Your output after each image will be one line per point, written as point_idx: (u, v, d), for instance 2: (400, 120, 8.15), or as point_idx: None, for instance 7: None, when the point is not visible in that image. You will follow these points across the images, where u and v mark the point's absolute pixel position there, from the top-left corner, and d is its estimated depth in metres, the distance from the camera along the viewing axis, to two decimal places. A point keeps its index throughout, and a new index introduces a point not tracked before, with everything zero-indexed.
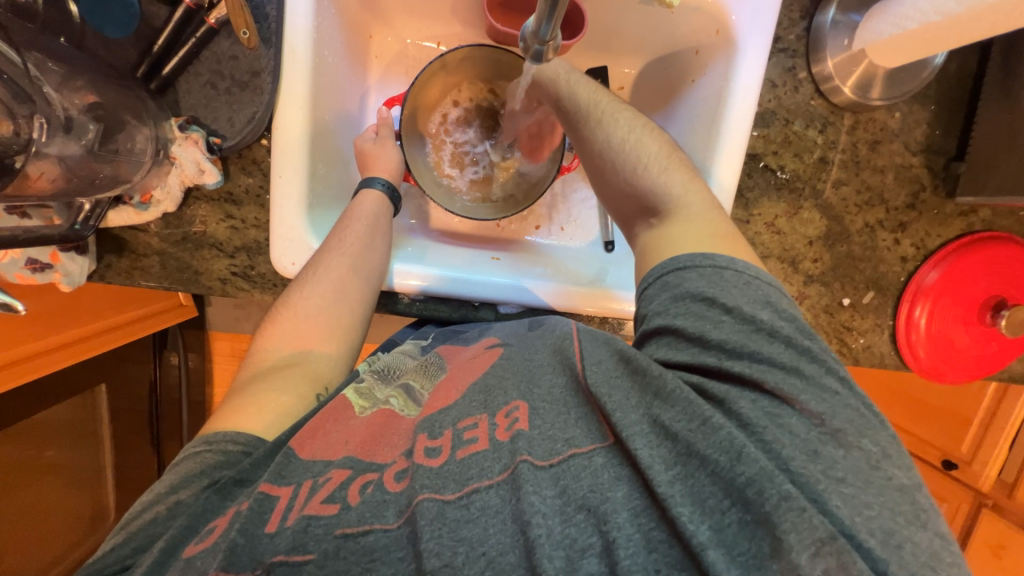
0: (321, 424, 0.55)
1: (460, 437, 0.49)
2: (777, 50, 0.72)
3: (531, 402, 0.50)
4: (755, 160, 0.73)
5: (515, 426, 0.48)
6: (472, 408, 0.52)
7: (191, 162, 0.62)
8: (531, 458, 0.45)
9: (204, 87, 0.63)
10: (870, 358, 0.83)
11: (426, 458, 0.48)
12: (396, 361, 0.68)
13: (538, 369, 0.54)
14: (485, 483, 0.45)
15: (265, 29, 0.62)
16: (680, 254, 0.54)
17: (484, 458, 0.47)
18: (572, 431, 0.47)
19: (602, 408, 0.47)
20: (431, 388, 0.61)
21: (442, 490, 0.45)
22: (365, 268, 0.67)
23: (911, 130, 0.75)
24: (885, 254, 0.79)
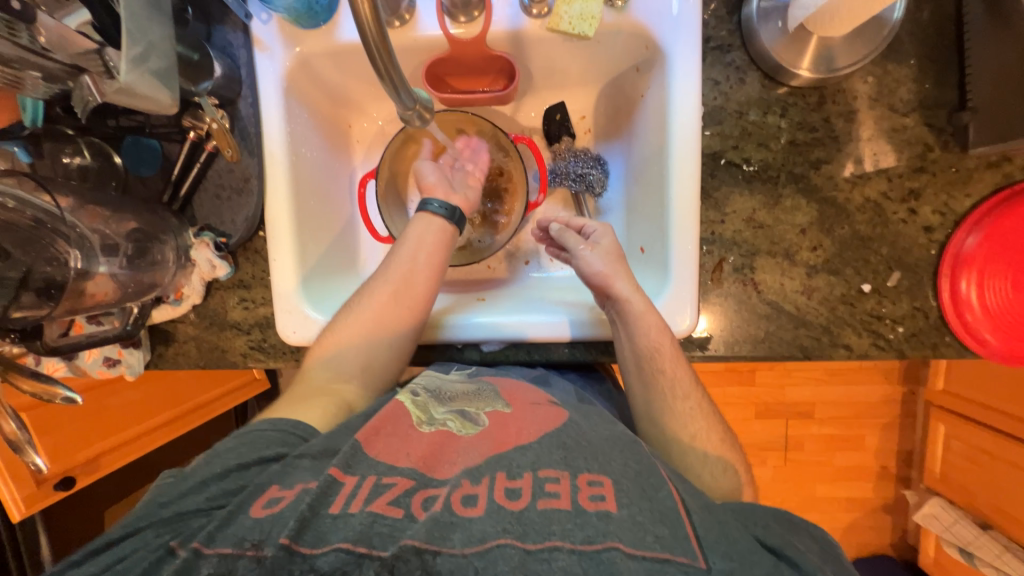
0: (383, 424, 0.56)
1: (542, 489, 0.47)
2: (712, 49, 0.70)
3: (615, 478, 0.48)
4: (715, 158, 0.70)
5: (601, 503, 0.45)
6: (553, 461, 0.50)
7: (204, 261, 0.75)
8: (621, 545, 0.42)
9: (212, 199, 0.77)
10: (919, 349, 0.71)
11: (506, 501, 0.46)
12: (445, 385, 0.68)
13: (603, 449, 0.52)
14: (568, 543, 0.43)
15: (249, 144, 0.75)
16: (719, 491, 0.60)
17: (565, 520, 0.44)
18: (660, 528, 0.44)
19: (696, 532, 0.45)
20: (487, 409, 0.61)
21: (522, 537, 0.43)
22: (406, 296, 0.73)
23: (892, 91, 0.67)
24: (903, 228, 0.69)
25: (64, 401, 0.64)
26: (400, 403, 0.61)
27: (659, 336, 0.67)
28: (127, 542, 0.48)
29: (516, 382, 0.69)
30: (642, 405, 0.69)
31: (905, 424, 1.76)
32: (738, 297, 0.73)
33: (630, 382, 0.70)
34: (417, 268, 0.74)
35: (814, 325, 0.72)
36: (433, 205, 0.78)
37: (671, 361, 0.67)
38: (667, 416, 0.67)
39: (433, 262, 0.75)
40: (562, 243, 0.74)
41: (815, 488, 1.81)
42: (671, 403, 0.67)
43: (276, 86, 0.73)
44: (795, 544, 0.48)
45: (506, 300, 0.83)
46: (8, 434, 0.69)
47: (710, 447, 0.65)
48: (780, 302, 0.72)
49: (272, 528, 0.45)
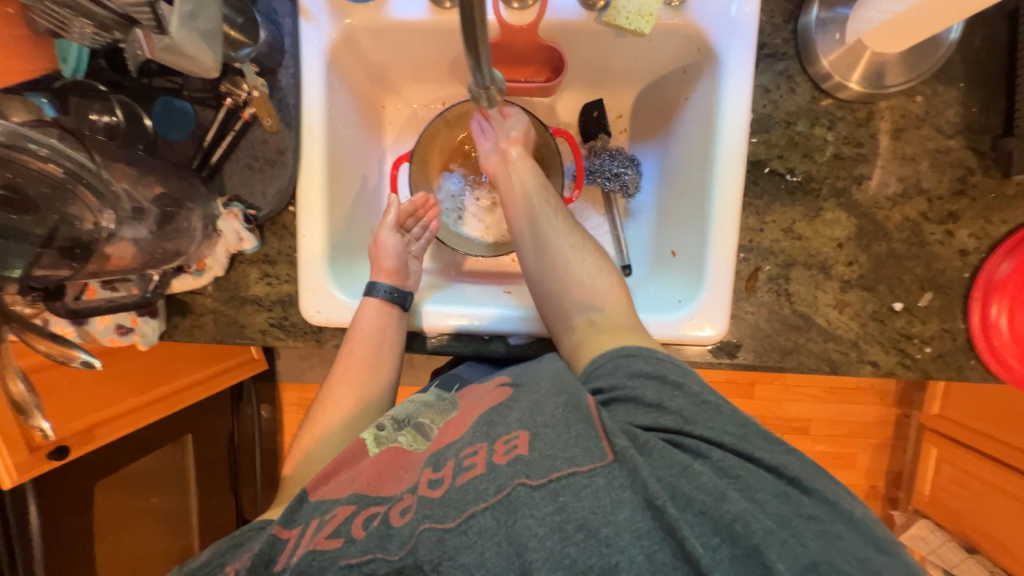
0: (336, 469, 0.61)
1: (461, 465, 0.53)
2: (764, 56, 0.69)
3: (532, 429, 0.53)
4: (759, 166, 0.70)
5: (514, 451, 0.52)
6: (475, 438, 0.56)
7: (232, 232, 0.73)
8: (527, 480, 0.49)
9: (243, 170, 0.74)
10: (945, 370, 0.72)
11: (429, 490, 0.52)
12: (414, 408, 0.69)
13: (541, 399, 0.57)
14: (482, 506, 0.49)
15: (286, 115, 0.73)
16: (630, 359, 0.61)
17: (481, 482, 0.50)
18: (573, 451, 0.51)
19: (604, 428, 0.52)
20: (440, 423, 0.64)
21: (443, 518, 0.49)
22: (377, 361, 0.74)
23: (940, 113, 0.67)
24: (939, 249, 0.70)
25: (82, 365, 0.62)
26: (359, 441, 0.64)
27: (559, 218, 0.76)
28: None
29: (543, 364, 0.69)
30: (546, 279, 0.73)
31: (897, 446, 1.79)
32: (770, 307, 0.72)
33: (524, 251, 0.76)
34: (363, 352, 0.73)
35: (843, 340, 0.72)
36: (378, 289, 0.74)
37: (573, 250, 0.74)
38: (567, 280, 0.72)
39: (380, 342, 0.74)
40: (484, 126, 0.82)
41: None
42: (572, 269, 0.72)
43: (319, 59, 0.71)
44: (692, 420, 0.54)
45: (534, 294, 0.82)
46: (16, 397, 0.66)
47: (598, 282, 0.71)
48: (812, 315, 0.72)
49: None
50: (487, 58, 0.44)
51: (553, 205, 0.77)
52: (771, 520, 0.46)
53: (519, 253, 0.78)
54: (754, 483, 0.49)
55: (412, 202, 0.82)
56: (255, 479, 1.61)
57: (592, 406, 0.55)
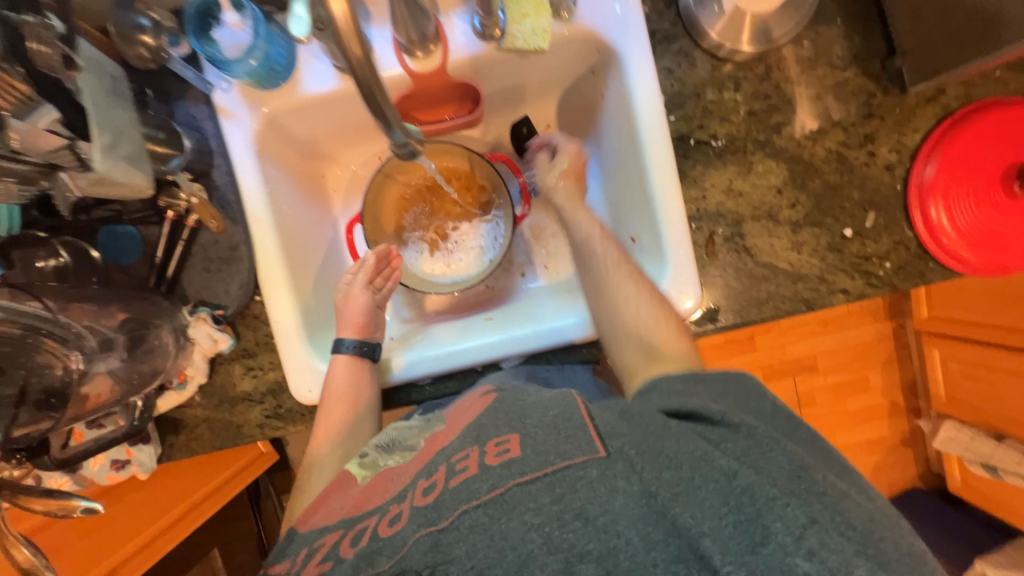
0: (323, 500, 0.63)
1: (454, 468, 0.53)
2: (659, 42, 0.74)
3: (523, 431, 0.53)
4: (684, 140, 0.74)
5: (504, 453, 0.52)
6: (465, 442, 0.56)
7: (205, 336, 0.73)
8: (520, 478, 0.49)
9: (201, 274, 0.75)
10: (910, 278, 0.75)
11: (424, 498, 0.52)
12: (398, 433, 0.70)
13: (528, 406, 0.57)
14: (474, 503, 0.49)
15: (229, 211, 0.74)
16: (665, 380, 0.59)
17: (476, 480, 0.50)
18: (564, 446, 0.50)
19: (597, 429, 0.51)
20: (426, 437, 0.65)
21: (435, 521, 0.49)
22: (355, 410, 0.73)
23: (829, 50, 0.73)
24: (868, 171, 0.74)
25: (84, 512, 0.60)
26: (346, 471, 0.66)
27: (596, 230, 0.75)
28: None
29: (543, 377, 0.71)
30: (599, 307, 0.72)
31: (902, 357, 1.83)
32: (735, 265, 0.75)
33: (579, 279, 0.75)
34: (340, 405, 0.73)
35: (810, 277, 0.76)
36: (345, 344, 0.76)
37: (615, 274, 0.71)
38: (617, 307, 0.70)
39: (353, 393, 0.73)
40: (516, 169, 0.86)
41: (836, 437, 1.86)
42: (615, 293, 0.70)
43: (249, 151, 0.73)
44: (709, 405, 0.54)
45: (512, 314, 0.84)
46: (23, 564, 0.64)
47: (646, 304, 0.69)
48: (774, 262, 0.75)
49: None
50: (394, 117, 0.45)
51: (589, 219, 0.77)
52: (783, 491, 0.44)
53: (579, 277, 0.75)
54: (767, 462, 0.47)
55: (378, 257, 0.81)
56: None
57: (585, 414, 0.53)
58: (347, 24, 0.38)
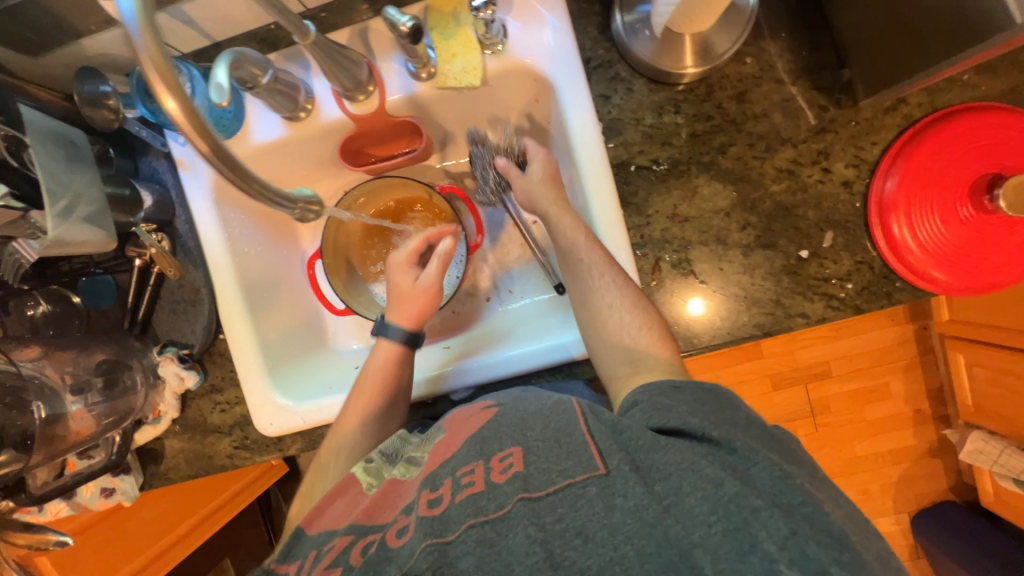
0: (327, 503, 0.63)
1: (459, 483, 0.53)
2: (595, 68, 0.73)
3: (524, 444, 0.54)
4: (625, 167, 0.72)
5: (510, 469, 0.52)
6: (469, 455, 0.56)
7: (172, 375, 0.78)
8: (527, 494, 0.49)
9: (169, 316, 0.80)
10: (876, 300, 0.71)
11: (429, 510, 0.53)
12: (400, 440, 0.69)
13: (530, 417, 0.57)
14: (481, 518, 0.50)
15: (190, 257, 0.78)
16: (659, 392, 0.56)
17: (482, 497, 0.51)
18: (565, 464, 0.51)
19: (598, 447, 0.51)
20: (428, 449, 0.63)
21: (443, 533, 0.50)
22: (368, 412, 0.74)
23: (774, 65, 0.69)
24: (823, 188, 0.70)
25: (56, 545, 0.67)
26: (350, 475, 0.65)
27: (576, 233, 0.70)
28: None
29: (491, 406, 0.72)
30: (584, 316, 0.69)
31: (927, 361, 1.71)
32: (683, 291, 0.73)
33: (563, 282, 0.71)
34: (371, 398, 0.74)
35: (765, 302, 0.73)
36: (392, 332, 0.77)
37: (599, 277, 0.67)
38: (600, 316, 0.67)
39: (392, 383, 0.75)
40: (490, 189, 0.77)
41: (854, 447, 1.76)
42: (600, 302, 0.67)
43: (206, 199, 0.77)
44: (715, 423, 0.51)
45: (469, 347, 0.86)
46: None
47: (629, 314, 0.65)
48: (725, 287, 0.73)
49: None
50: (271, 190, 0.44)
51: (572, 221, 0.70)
52: (767, 503, 0.44)
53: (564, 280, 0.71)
54: (753, 475, 0.46)
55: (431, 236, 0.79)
56: None
57: (585, 428, 0.53)
58: (184, 118, 0.38)
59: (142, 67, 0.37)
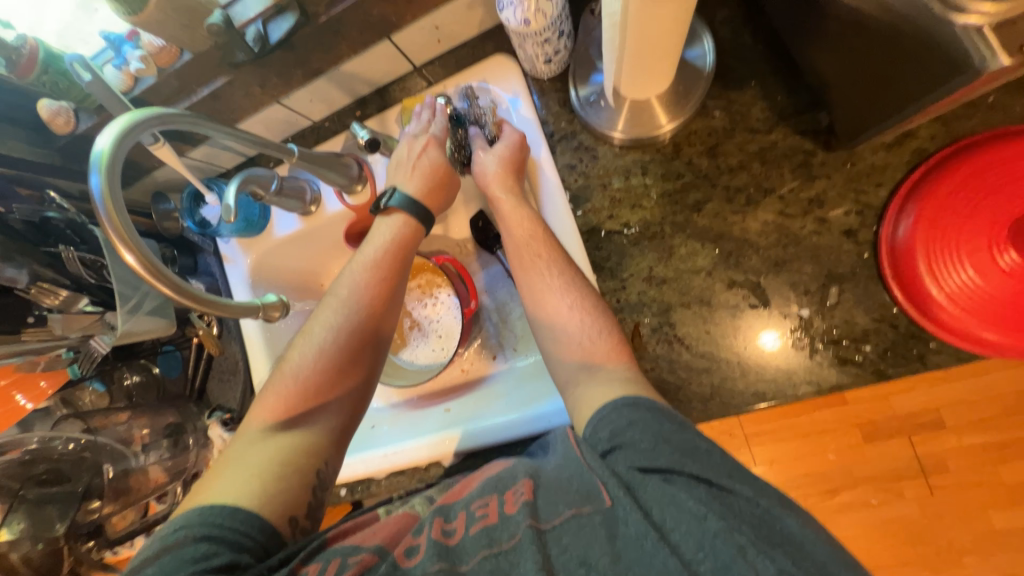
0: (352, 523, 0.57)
1: (473, 515, 0.52)
2: (560, 139, 0.74)
3: (536, 477, 0.53)
4: (595, 232, 0.72)
5: (521, 498, 0.51)
6: (485, 489, 0.55)
7: (218, 436, 0.91)
8: (535, 522, 0.48)
9: (218, 383, 0.94)
10: (903, 363, 0.60)
11: (443, 537, 0.51)
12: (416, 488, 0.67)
13: (546, 458, 0.56)
14: (496, 549, 0.48)
15: (231, 334, 0.93)
16: (625, 411, 0.53)
17: (496, 529, 0.49)
18: (572, 495, 0.49)
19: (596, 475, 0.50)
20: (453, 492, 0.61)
21: (455, 564, 0.49)
22: (346, 323, 0.68)
23: (746, 114, 0.65)
24: (819, 239, 0.63)
25: None
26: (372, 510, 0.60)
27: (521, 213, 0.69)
28: None
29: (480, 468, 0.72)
30: (540, 321, 0.66)
31: None
32: (668, 357, 0.69)
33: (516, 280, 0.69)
34: (377, 276, 0.70)
35: (764, 366, 0.65)
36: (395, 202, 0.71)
37: (558, 279, 0.66)
38: (556, 317, 0.65)
39: (398, 265, 0.71)
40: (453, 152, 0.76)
41: (989, 521, 1.16)
42: (557, 303, 0.65)
43: (244, 285, 0.92)
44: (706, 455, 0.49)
45: (470, 410, 0.89)
46: None
47: (584, 318, 0.64)
48: (713, 352, 0.67)
49: None
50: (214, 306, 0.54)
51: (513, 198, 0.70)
52: (757, 539, 0.42)
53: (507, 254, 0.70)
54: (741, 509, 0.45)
55: (447, 133, 0.74)
56: None
57: (580, 456, 0.53)
58: (140, 265, 0.46)
59: (106, 232, 0.45)
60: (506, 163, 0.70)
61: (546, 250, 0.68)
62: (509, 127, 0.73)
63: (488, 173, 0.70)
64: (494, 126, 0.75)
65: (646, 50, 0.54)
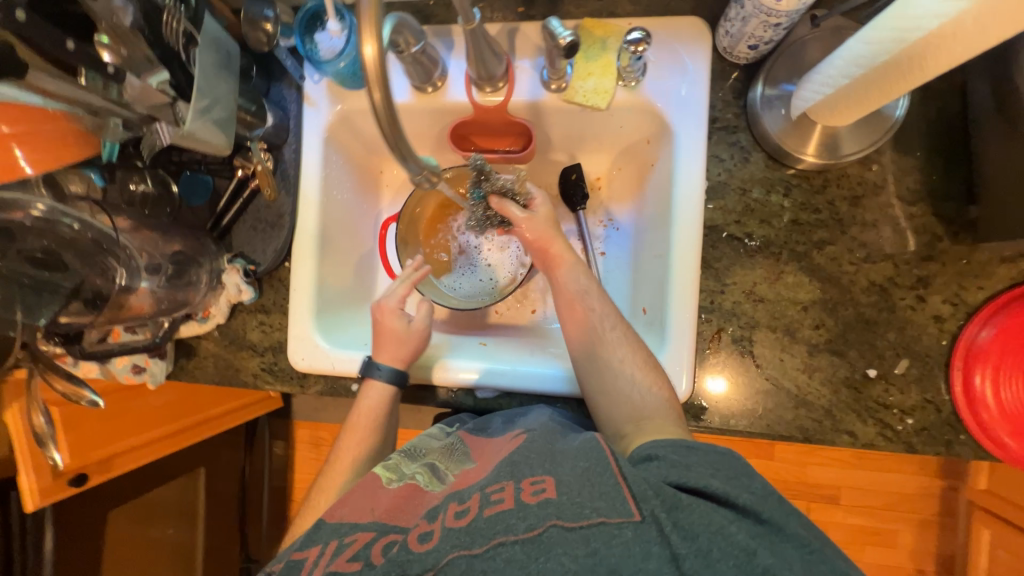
0: (350, 495, 0.58)
1: (487, 498, 0.49)
2: (718, 129, 0.73)
3: (557, 474, 0.50)
4: (717, 231, 0.72)
5: (543, 493, 0.48)
6: (499, 476, 0.52)
7: (233, 285, 0.82)
8: (560, 521, 0.45)
9: (248, 229, 0.84)
10: (931, 443, 0.67)
11: (455, 521, 0.48)
12: (423, 442, 0.70)
13: (560, 451, 0.53)
14: (511, 537, 0.45)
15: (286, 183, 0.82)
16: (686, 454, 0.53)
17: (510, 516, 0.46)
18: (600, 500, 0.46)
19: (631, 487, 0.47)
20: (456, 469, 0.62)
21: (469, 544, 0.45)
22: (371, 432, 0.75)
23: (898, 179, 0.68)
24: (911, 315, 0.68)
25: (88, 404, 0.72)
26: (371, 473, 0.62)
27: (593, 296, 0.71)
28: None
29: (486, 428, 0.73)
30: (603, 396, 0.66)
31: (945, 524, 1.49)
32: (735, 369, 0.72)
33: (576, 354, 0.70)
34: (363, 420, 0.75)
35: (815, 407, 0.70)
36: (381, 369, 0.76)
37: (623, 344, 0.68)
38: (621, 390, 0.65)
39: (384, 398, 0.76)
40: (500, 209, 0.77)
41: None
42: (619, 373, 0.66)
43: (318, 137, 0.82)
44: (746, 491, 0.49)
45: (509, 351, 0.84)
46: (37, 427, 0.77)
47: (649, 381, 0.65)
48: (779, 379, 0.71)
49: None
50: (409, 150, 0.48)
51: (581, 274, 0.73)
52: None
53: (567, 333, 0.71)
54: (783, 550, 0.46)
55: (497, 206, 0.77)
56: (262, 515, 1.65)
57: (614, 465, 0.49)
58: (372, 61, 0.43)
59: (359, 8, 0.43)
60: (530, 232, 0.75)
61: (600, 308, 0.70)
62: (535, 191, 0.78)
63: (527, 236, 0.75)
64: (515, 187, 0.78)
65: (873, 89, 0.54)
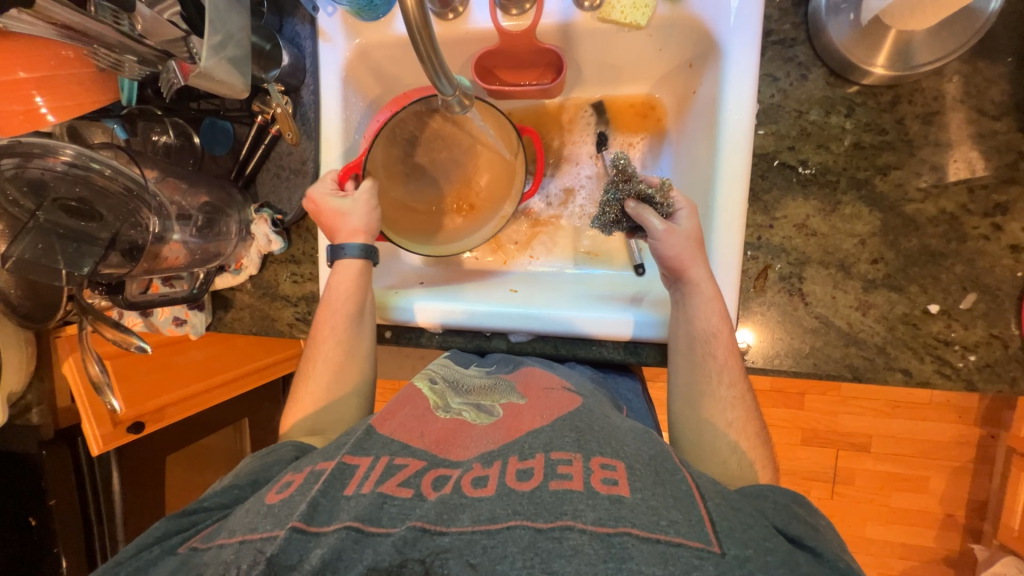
0: (396, 409, 0.60)
1: (554, 471, 0.48)
2: (773, 43, 0.67)
3: (628, 463, 0.48)
4: (767, 159, 0.67)
5: (613, 487, 0.46)
6: (565, 442, 0.51)
7: (262, 235, 0.82)
8: (634, 530, 0.42)
9: (273, 178, 0.83)
10: (994, 381, 0.64)
11: (518, 483, 0.47)
12: (460, 376, 0.70)
13: (620, 437, 0.53)
14: (579, 524, 0.43)
15: (307, 127, 0.80)
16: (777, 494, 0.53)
17: (578, 500, 0.45)
18: (675, 514, 0.44)
19: (710, 516, 0.45)
20: (502, 402, 0.62)
21: (534, 516, 0.44)
22: (354, 345, 0.73)
23: (982, 92, 0.61)
24: (984, 246, 0.62)
25: (137, 350, 0.74)
26: (416, 390, 0.64)
27: (722, 335, 0.65)
28: (153, 529, 0.54)
29: (531, 371, 0.71)
30: (687, 414, 0.65)
31: (979, 472, 1.45)
32: (782, 308, 0.68)
33: (675, 363, 0.67)
34: (334, 326, 0.72)
35: (867, 345, 0.66)
36: (349, 250, 0.73)
37: (726, 389, 0.64)
38: (706, 430, 0.63)
39: (350, 300, 0.73)
40: (639, 221, 0.66)
41: (862, 528, 1.51)
42: (715, 414, 0.63)
43: (335, 75, 0.77)
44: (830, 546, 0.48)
45: (540, 292, 0.80)
46: (93, 376, 0.81)
47: (742, 441, 0.62)
48: (830, 318, 0.67)
49: (282, 510, 0.48)
50: (442, 72, 0.49)
51: (716, 305, 0.65)
52: None
53: (669, 361, 0.68)
54: None
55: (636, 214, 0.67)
56: None
57: (691, 479, 0.49)
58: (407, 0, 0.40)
59: None
60: (673, 258, 0.65)
61: (722, 351, 0.65)
62: (683, 203, 0.67)
63: (682, 255, 0.64)
64: (664, 196, 0.67)
65: None
